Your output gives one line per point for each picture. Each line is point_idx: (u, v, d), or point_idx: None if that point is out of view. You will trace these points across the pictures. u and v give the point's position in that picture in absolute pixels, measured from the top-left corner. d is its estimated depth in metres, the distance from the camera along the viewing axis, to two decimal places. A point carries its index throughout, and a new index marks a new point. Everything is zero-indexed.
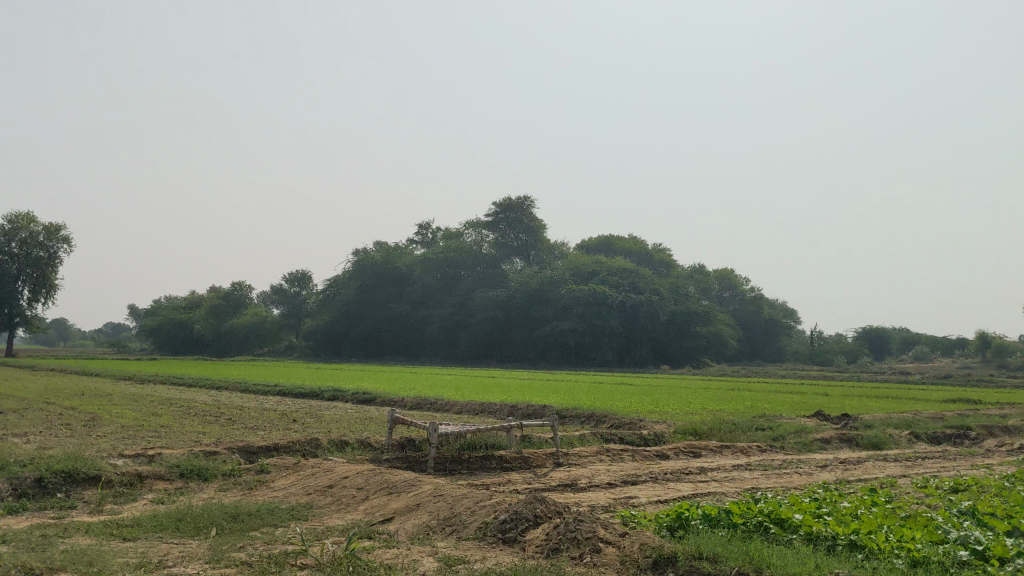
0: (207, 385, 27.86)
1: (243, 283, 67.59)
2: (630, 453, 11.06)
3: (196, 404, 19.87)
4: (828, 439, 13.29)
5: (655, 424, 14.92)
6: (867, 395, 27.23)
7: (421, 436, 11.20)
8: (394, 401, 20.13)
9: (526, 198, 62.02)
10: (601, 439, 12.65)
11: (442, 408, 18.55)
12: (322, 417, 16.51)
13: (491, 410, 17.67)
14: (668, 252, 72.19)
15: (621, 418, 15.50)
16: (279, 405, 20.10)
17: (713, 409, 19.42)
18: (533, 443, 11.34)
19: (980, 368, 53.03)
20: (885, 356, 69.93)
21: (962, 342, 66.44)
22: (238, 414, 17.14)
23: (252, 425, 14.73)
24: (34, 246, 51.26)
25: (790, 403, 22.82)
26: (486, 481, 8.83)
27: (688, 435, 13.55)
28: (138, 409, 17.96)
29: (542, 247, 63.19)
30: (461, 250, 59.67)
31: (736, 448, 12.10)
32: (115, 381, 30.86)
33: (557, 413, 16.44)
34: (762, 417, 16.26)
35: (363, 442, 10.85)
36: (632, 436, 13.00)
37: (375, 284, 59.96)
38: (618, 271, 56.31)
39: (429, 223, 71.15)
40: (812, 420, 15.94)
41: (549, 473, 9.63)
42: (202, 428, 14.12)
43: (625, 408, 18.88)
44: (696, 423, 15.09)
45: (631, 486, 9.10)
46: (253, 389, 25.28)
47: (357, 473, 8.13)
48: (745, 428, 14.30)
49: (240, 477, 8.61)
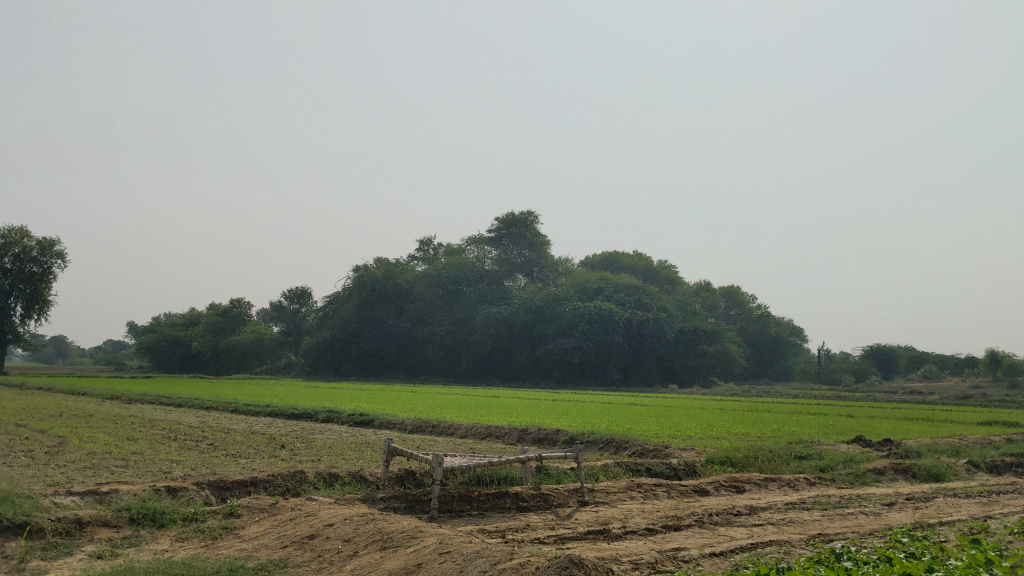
0: (197, 404, 26.40)
1: (242, 299, 66.12)
2: (663, 488, 9.57)
3: (179, 427, 18.39)
4: (882, 470, 11.86)
5: (682, 450, 13.48)
6: (892, 416, 25.79)
7: (423, 468, 9.70)
8: (392, 424, 18.66)
9: (530, 213, 60.95)
10: (627, 469, 11.18)
11: (444, 432, 17.10)
12: (314, 442, 15.07)
13: (499, 435, 16.24)
14: (673, 269, 71.02)
15: (644, 444, 14.06)
16: (268, 428, 18.61)
17: (739, 433, 17.93)
18: (550, 476, 9.85)
19: (994, 387, 51.51)
20: (893, 375, 68.47)
21: (971, 361, 65.01)
22: (223, 438, 15.62)
23: (234, 452, 13.25)
24: (28, 260, 49.83)
25: (816, 425, 21.33)
26: (500, 527, 7.35)
27: (722, 465, 12.12)
28: (114, 433, 16.39)
29: (547, 263, 61.76)
30: (463, 266, 58.35)
31: (783, 481, 10.60)
32: (101, 401, 29.30)
33: (572, 438, 15.03)
34: (798, 443, 14.81)
35: (355, 475, 9.37)
36: (662, 466, 11.56)
37: (375, 300, 58.58)
38: (625, 288, 54.82)
39: (431, 239, 69.93)
40: (853, 447, 14.51)
41: (573, 515, 8.15)
42: (177, 455, 12.64)
43: (644, 431, 17.42)
44: (728, 449, 13.64)
45: (674, 533, 7.61)
46: (244, 408, 23.85)
47: (345, 520, 6.62)
48: (785, 456, 12.87)
49: (204, 523, 7.10)
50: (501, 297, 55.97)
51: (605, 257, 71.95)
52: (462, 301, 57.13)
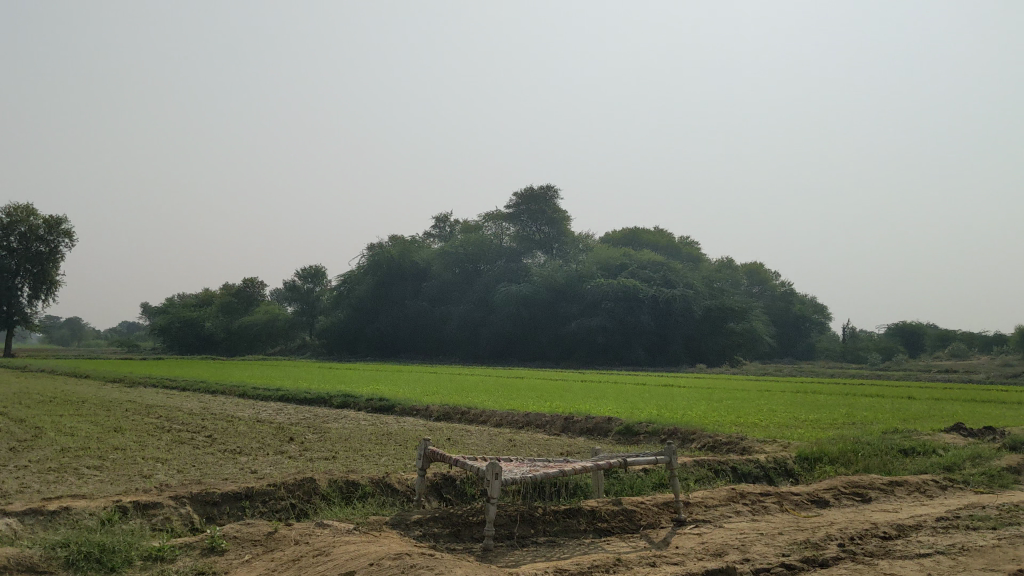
0: (204, 388, 24.46)
1: (254, 279, 64.08)
2: (773, 499, 7.47)
3: (178, 415, 16.44)
4: (1017, 470, 9.71)
5: (763, 444, 11.34)
6: (953, 397, 23.52)
7: (460, 473, 7.61)
8: (415, 410, 16.67)
9: (550, 186, 58.66)
10: (712, 472, 9.13)
11: (476, 421, 15.04)
12: (327, 434, 12.99)
13: (539, 424, 14.18)
14: (696, 246, 68.89)
15: (715, 436, 11.93)
16: (278, 415, 16.62)
17: (809, 419, 15.73)
18: (623, 482, 7.78)
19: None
20: (919, 352, 66.09)
21: (1002, 339, 62.56)
22: (226, 428, 13.64)
23: (234, 448, 11.23)
24: (34, 240, 47.87)
25: (885, 409, 19.08)
26: (583, 567, 5.31)
27: (818, 462, 10.04)
28: (101, 423, 14.41)
29: (567, 240, 59.28)
30: (482, 243, 56.13)
31: (911, 486, 8.48)
32: (101, 384, 27.50)
33: (624, 432, 12.95)
34: (892, 433, 12.60)
35: (380, 481, 7.40)
36: (750, 468, 9.51)
37: (391, 280, 56.64)
38: (648, 264, 52.41)
39: (447, 216, 67.81)
40: (959, 438, 12.31)
41: (672, 544, 6.11)
42: (167, 452, 10.63)
43: (701, 418, 15.23)
44: (817, 442, 11.46)
45: (819, 570, 5.53)
46: (252, 393, 21.89)
47: (375, 568, 4.54)
48: (891, 451, 10.74)
49: (173, 566, 5.05)
50: (521, 275, 53.73)
51: (625, 233, 69.72)
52: (480, 280, 54.86)
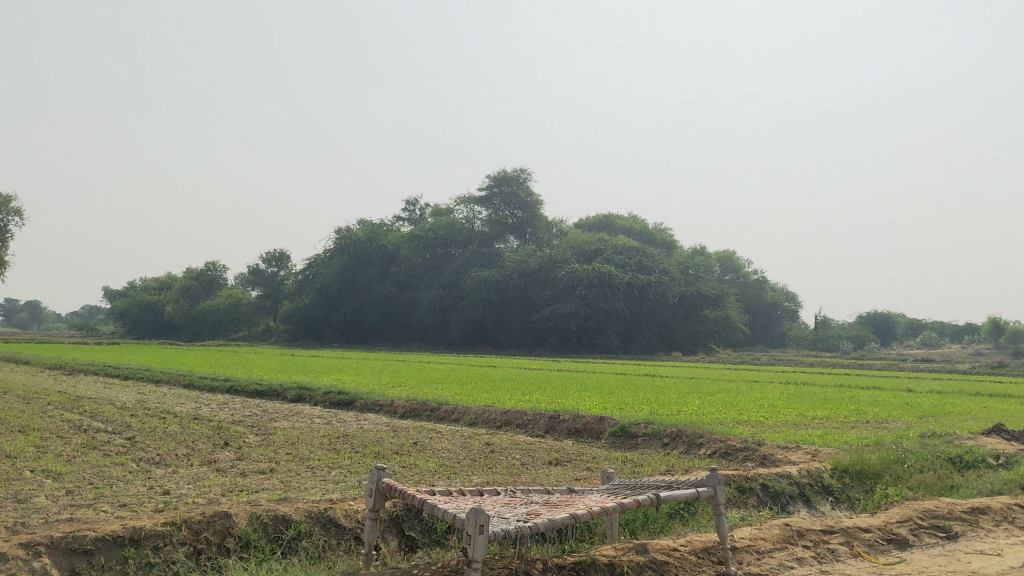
0: (149, 377, 22.39)
1: (217, 263, 61.68)
2: (839, 540, 5.68)
3: (105, 410, 14.35)
4: None
5: (786, 451, 9.57)
6: (954, 390, 22.04)
7: (417, 510, 5.67)
8: (377, 406, 14.76)
9: (522, 170, 56.65)
10: (741, 493, 7.35)
11: (447, 419, 13.17)
12: (272, 437, 11.07)
13: (518, 423, 12.36)
14: (670, 232, 67.34)
15: (724, 441, 10.14)
16: (223, 411, 14.64)
17: (817, 417, 14.04)
18: (636, 518, 5.92)
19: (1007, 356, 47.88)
20: (890, 342, 65.02)
21: (974, 329, 61.62)
22: (153, 429, 11.61)
23: (157, 456, 9.29)
24: None
25: (892, 405, 17.45)
26: None
27: (858, 478, 8.26)
28: (9, 420, 12.28)
29: (540, 224, 57.20)
30: (452, 227, 54.00)
31: (997, 515, 6.71)
32: (39, 371, 25.26)
33: (613, 435, 11.14)
34: (928, 438, 10.91)
35: (320, 516, 5.58)
36: (785, 486, 7.72)
37: (357, 264, 54.49)
38: (624, 250, 50.60)
39: (417, 199, 65.56)
40: (1003, 443, 10.64)
41: None
42: (66, 463, 8.62)
43: (699, 416, 13.50)
44: (852, 448, 9.66)
45: None
46: (198, 384, 19.83)
47: None
48: (940, 465, 9.00)
49: None
50: (492, 260, 51.81)
51: (599, 218, 67.92)
52: (450, 265, 52.78)
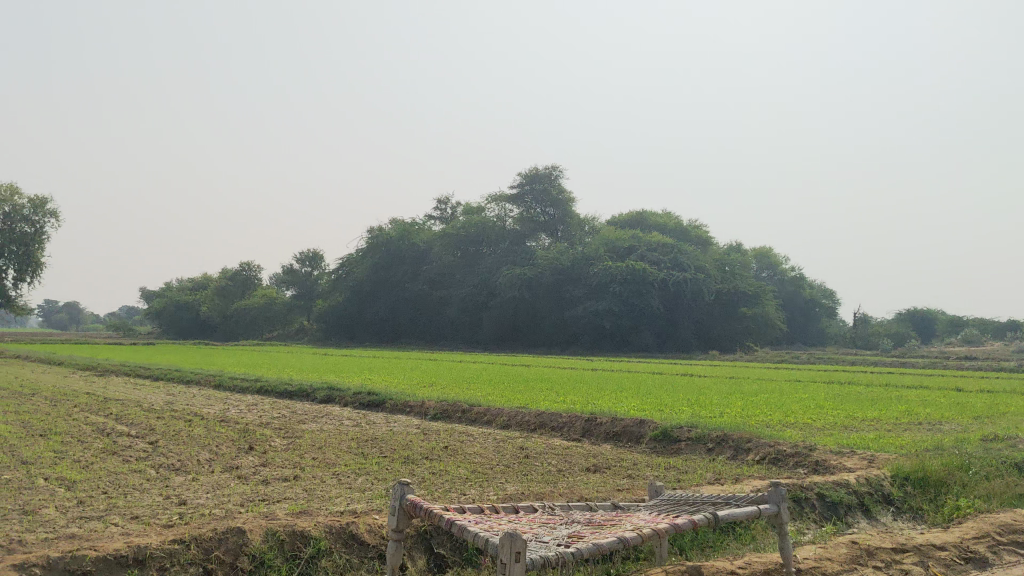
0: (179, 378, 22.08)
1: (251, 263, 61.74)
2: (912, 561, 5.13)
3: (131, 413, 14.01)
4: None
5: (838, 456, 8.99)
6: (1003, 390, 21.25)
7: (446, 528, 5.19)
8: (408, 407, 14.32)
9: (554, 167, 56.15)
10: (795, 504, 6.81)
11: (480, 421, 12.68)
12: (298, 440, 10.65)
13: (554, 426, 11.85)
14: (704, 229, 66.50)
15: (772, 445, 9.58)
16: (251, 413, 14.26)
17: (864, 418, 13.40)
18: (688, 535, 5.41)
19: None
20: (930, 339, 63.74)
21: (1017, 325, 60.19)
22: (177, 432, 11.24)
23: (178, 461, 8.90)
24: (19, 220, 45.26)
25: (942, 405, 16.75)
26: None
27: (920, 486, 7.66)
28: (32, 424, 11.97)
29: (573, 221, 56.58)
30: (484, 224, 53.57)
31: None
32: (69, 373, 25.09)
33: (653, 438, 10.61)
34: (989, 442, 10.26)
35: (341, 532, 5.14)
36: (842, 495, 7.15)
37: (389, 263, 54.22)
38: (658, 246, 49.87)
39: (448, 198, 65.26)
40: None
41: None
42: (81, 470, 8.22)
43: (742, 418, 12.93)
44: (911, 453, 9.04)
45: None
46: (229, 385, 19.48)
47: None
48: (1007, 471, 8.37)
49: None
50: (525, 258, 51.30)
51: (632, 215, 67.22)
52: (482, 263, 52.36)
